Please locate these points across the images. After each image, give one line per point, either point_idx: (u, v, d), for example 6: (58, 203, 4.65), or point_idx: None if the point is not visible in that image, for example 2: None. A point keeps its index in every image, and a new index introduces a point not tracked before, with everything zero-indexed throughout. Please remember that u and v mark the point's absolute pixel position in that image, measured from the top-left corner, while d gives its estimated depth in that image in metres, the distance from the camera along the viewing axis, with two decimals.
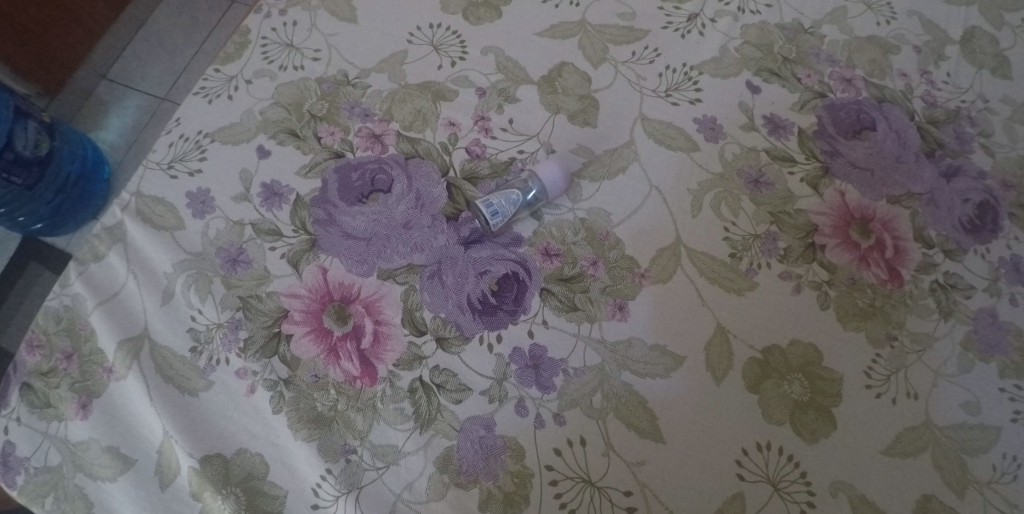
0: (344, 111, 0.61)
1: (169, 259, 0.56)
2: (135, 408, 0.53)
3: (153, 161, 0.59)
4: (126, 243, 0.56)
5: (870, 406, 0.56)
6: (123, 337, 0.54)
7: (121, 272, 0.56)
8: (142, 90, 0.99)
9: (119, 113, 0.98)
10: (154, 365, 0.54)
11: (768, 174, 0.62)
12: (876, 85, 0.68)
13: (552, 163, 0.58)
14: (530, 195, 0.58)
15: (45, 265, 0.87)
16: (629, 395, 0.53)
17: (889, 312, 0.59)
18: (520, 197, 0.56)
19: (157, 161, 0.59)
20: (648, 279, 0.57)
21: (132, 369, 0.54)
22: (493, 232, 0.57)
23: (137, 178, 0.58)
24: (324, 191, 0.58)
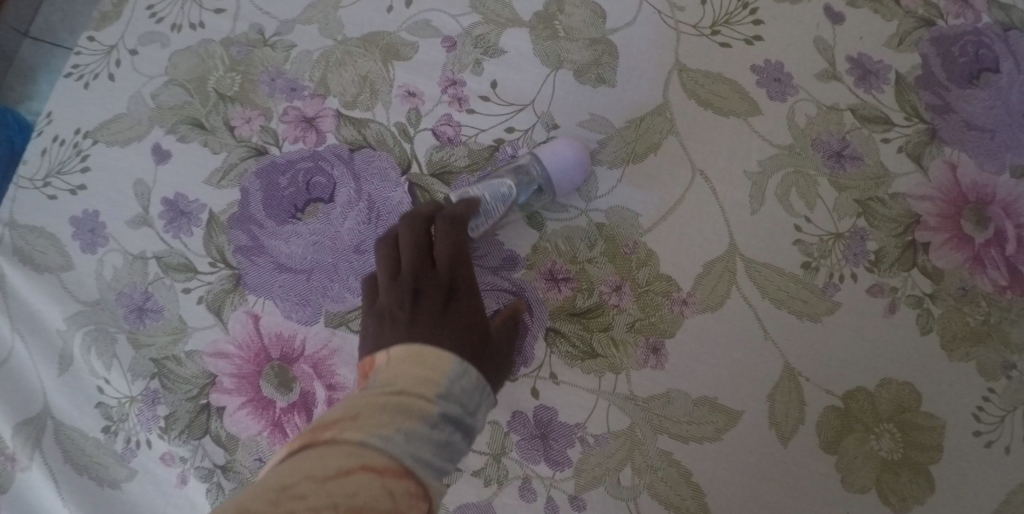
0: (262, 86, 0.45)
1: (59, 311, 0.44)
2: (45, 506, 0.42)
3: (24, 176, 0.45)
4: (4, 291, 0.44)
5: (979, 459, 0.43)
6: (19, 418, 0.43)
7: (5, 331, 0.44)
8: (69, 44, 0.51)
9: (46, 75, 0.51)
10: (61, 451, 0.42)
11: (854, 143, 0.45)
12: (1002, 5, 0.48)
13: (564, 142, 0.42)
14: (529, 187, 0.41)
15: None
16: (667, 467, 0.41)
17: (1008, 331, 0.44)
18: (513, 189, 0.41)
19: (30, 175, 0.45)
20: (692, 307, 0.42)
21: (35, 458, 0.42)
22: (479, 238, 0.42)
23: (7, 201, 0.45)
24: (245, 205, 0.43)
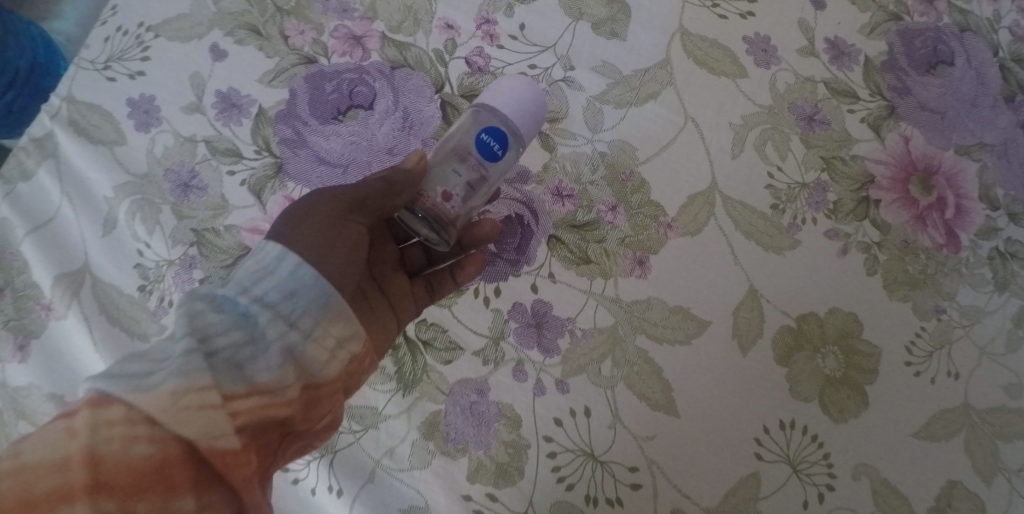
0: (316, 4, 0.50)
1: (110, 181, 0.48)
2: (76, 350, 0.47)
3: (86, 58, 0.50)
4: (58, 158, 0.49)
5: (907, 386, 0.50)
6: (61, 271, 0.47)
7: (54, 192, 0.48)
8: None
9: None
10: (97, 303, 0.47)
11: (825, 110, 0.52)
12: (961, 10, 0.56)
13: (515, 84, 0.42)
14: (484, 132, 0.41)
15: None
16: (643, 363, 0.47)
17: (940, 281, 0.52)
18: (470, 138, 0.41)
19: (91, 59, 0.50)
20: (675, 231, 0.49)
21: (72, 308, 0.47)
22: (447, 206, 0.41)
23: (67, 78, 0.49)
24: (292, 104, 0.48)
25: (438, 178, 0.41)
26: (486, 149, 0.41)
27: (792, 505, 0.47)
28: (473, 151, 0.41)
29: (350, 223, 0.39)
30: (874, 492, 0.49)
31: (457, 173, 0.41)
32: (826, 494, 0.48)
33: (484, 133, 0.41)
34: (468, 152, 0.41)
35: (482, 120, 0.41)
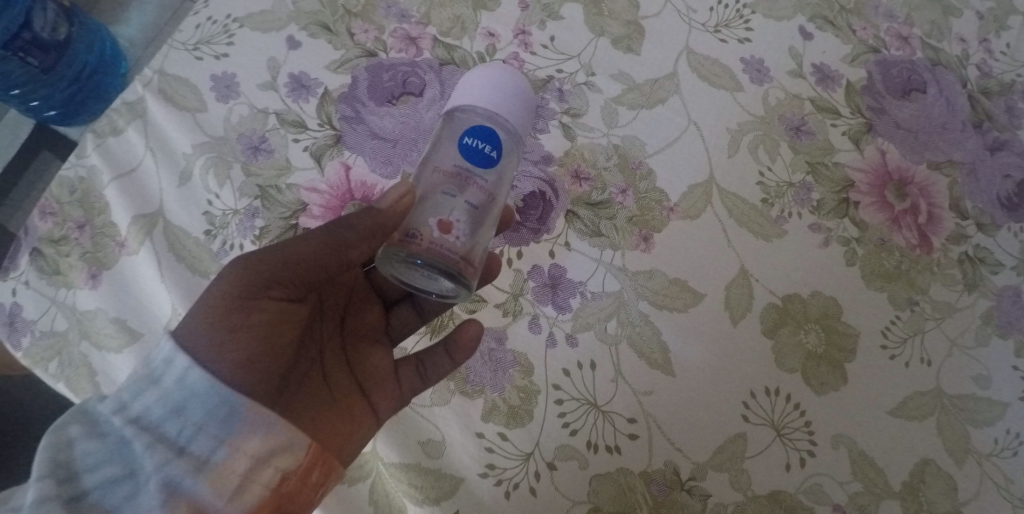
0: (380, 10, 0.60)
1: (189, 140, 0.56)
2: (143, 282, 0.54)
3: (179, 40, 0.59)
4: (145, 120, 0.57)
5: (883, 368, 0.55)
6: (137, 213, 0.55)
7: (139, 148, 0.56)
8: None
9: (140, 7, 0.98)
10: (166, 243, 0.54)
11: (811, 123, 0.60)
12: (933, 47, 0.64)
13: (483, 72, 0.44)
14: (467, 137, 0.41)
15: (57, 154, 0.94)
16: (644, 325, 0.53)
17: (914, 277, 0.58)
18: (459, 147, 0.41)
19: (183, 41, 0.59)
20: (677, 214, 0.56)
21: (144, 245, 0.54)
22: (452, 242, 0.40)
23: (161, 55, 0.58)
24: (353, 88, 0.57)
25: (437, 206, 0.40)
26: (476, 154, 0.40)
27: (775, 467, 0.52)
28: (463, 160, 0.40)
29: (263, 304, 0.42)
30: (852, 463, 0.53)
31: (456, 199, 0.40)
32: (808, 459, 0.52)
33: (469, 137, 0.41)
34: (456, 165, 0.40)
35: (460, 128, 0.41)
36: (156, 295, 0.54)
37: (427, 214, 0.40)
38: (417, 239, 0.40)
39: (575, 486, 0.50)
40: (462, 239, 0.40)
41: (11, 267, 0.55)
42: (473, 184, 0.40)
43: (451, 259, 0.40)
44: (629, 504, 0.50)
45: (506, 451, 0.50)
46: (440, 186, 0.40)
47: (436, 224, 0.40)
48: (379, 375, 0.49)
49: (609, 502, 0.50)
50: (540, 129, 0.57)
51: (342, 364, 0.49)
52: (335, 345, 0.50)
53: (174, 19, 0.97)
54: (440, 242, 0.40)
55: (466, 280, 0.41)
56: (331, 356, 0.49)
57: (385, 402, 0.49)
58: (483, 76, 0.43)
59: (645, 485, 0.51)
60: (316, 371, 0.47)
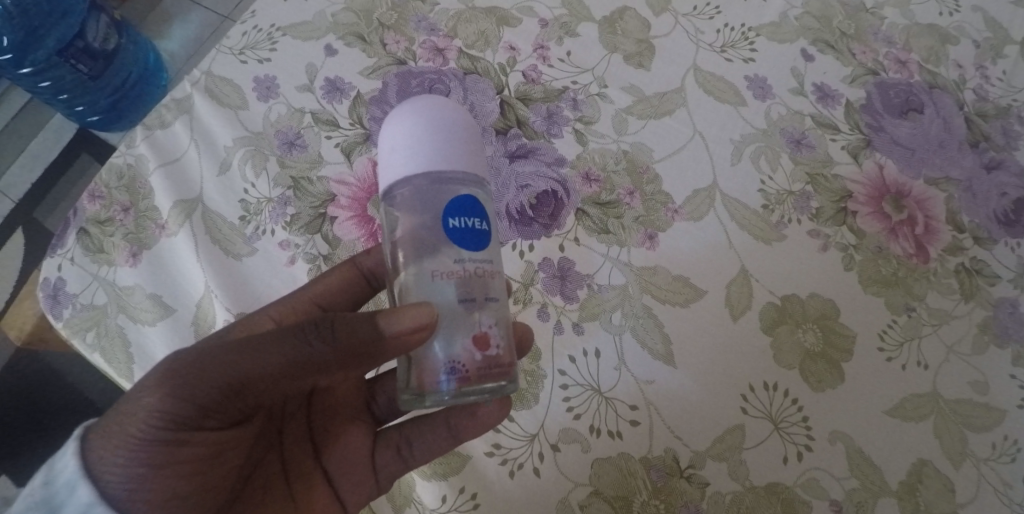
0: (411, 23, 0.66)
1: (230, 135, 0.62)
2: (179, 262, 0.59)
3: (227, 46, 0.65)
4: (191, 115, 0.63)
5: (880, 369, 0.57)
6: (179, 199, 0.60)
7: (184, 140, 0.62)
8: (205, 7, 1.16)
9: (181, 27, 1.16)
10: (203, 226, 0.59)
11: (811, 137, 0.63)
12: (930, 71, 0.68)
13: (415, 121, 0.42)
14: (451, 217, 0.40)
15: (90, 153, 1.10)
16: (648, 317, 0.56)
17: (911, 285, 0.60)
18: (457, 228, 0.40)
19: (230, 47, 0.66)
20: (681, 215, 0.59)
21: (182, 227, 0.59)
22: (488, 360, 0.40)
23: (210, 59, 0.65)
24: (383, 92, 0.62)
25: (468, 326, 0.40)
26: (473, 235, 0.41)
27: (773, 459, 0.53)
28: (462, 247, 0.40)
29: (192, 424, 0.42)
30: (849, 460, 0.54)
31: (482, 313, 0.40)
32: (805, 454, 0.53)
33: (455, 219, 0.40)
34: (459, 260, 0.40)
35: (428, 215, 0.40)
36: (189, 272, 0.58)
37: (457, 337, 0.40)
38: (458, 369, 0.39)
39: (578, 469, 0.52)
40: (501, 345, 0.41)
41: (59, 245, 0.59)
42: (483, 268, 0.41)
43: (491, 371, 0.40)
44: (629, 489, 0.52)
45: (511, 432, 0.53)
46: (456, 302, 0.40)
47: (473, 347, 0.40)
48: (348, 463, 0.52)
49: (610, 486, 0.52)
50: (554, 133, 0.61)
51: (305, 444, 0.52)
52: (301, 420, 0.52)
53: (210, 37, 1.15)
54: (487, 361, 0.40)
55: (514, 383, 0.42)
56: (295, 437, 0.52)
57: (354, 499, 0.51)
58: (419, 137, 0.42)
59: (646, 470, 0.52)
60: (275, 459, 0.51)
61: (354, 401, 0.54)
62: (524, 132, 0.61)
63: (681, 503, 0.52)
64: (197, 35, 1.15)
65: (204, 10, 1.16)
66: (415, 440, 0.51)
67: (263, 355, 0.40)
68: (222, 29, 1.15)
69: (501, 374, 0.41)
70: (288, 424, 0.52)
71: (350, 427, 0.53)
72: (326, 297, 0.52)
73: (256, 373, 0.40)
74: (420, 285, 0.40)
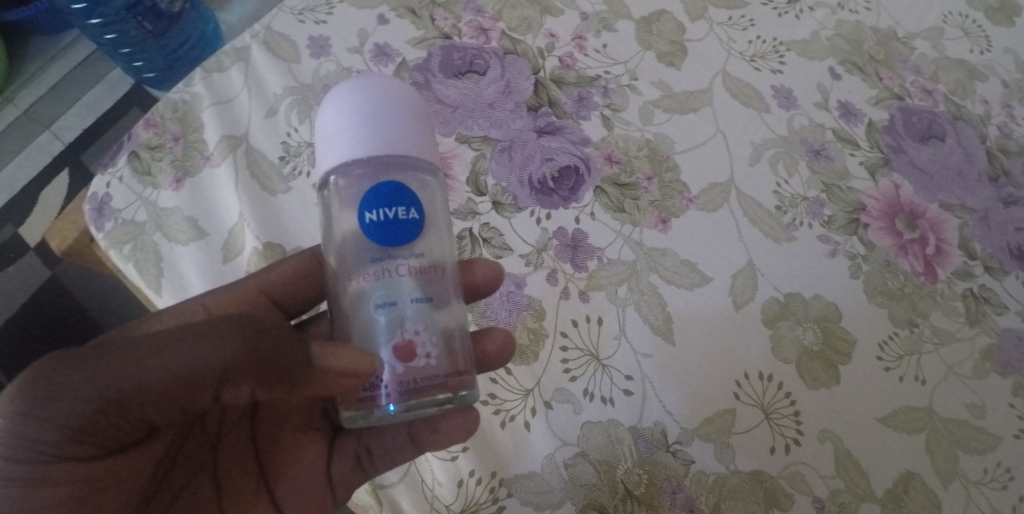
0: (461, 3, 0.70)
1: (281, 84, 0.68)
2: (218, 192, 0.64)
3: (288, 7, 0.72)
4: (247, 63, 0.69)
5: (877, 377, 0.57)
6: (225, 135, 0.65)
7: (238, 85, 0.68)
8: None
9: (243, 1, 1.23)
10: (245, 161, 0.64)
11: (830, 149, 0.65)
12: (956, 104, 0.69)
13: (333, 107, 0.44)
14: (372, 212, 0.40)
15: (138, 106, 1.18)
16: (652, 294, 0.57)
17: (916, 301, 0.60)
18: (376, 223, 0.40)
19: (291, 8, 0.72)
20: (695, 205, 0.61)
21: (226, 160, 0.64)
22: (426, 372, 0.40)
23: (271, 17, 0.71)
24: (427, 61, 0.67)
25: (391, 334, 0.40)
26: (393, 226, 0.40)
27: (760, 447, 0.53)
28: (380, 245, 0.40)
29: (60, 457, 0.41)
30: (837, 460, 0.54)
31: (405, 319, 0.40)
32: (793, 447, 0.54)
33: (372, 212, 0.40)
34: (377, 261, 0.40)
35: (346, 218, 0.41)
36: (224, 204, 0.63)
37: (377, 347, 0.40)
38: (381, 383, 0.40)
39: (567, 429, 0.53)
40: (431, 354, 0.40)
41: (111, 165, 0.65)
42: (405, 265, 0.40)
43: (430, 384, 0.40)
44: (615, 455, 0.53)
45: (507, 385, 0.55)
46: (377, 310, 0.40)
47: (393, 358, 0.39)
48: (295, 476, 0.52)
49: (596, 450, 0.53)
50: (583, 116, 0.64)
51: (246, 458, 0.52)
52: (241, 433, 0.53)
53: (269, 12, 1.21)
54: (410, 372, 0.39)
55: (449, 394, 0.40)
56: (232, 444, 0.52)
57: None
58: (366, 118, 0.42)
59: (633, 440, 0.53)
60: (206, 474, 0.51)
61: (307, 407, 0.54)
62: (554, 111, 0.64)
63: (663, 477, 0.52)
64: (256, 10, 1.23)
65: None
66: (371, 450, 0.51)
67: (150, 363, 0.40)
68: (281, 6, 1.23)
69: (433, 387, 0.40)
70: (225, 435, 0.52)
71: (302, 438, 0.53)
72: (278, 291, 0.55)
73: (137, 390, 0.40)
74: (347, 295, 0.41)
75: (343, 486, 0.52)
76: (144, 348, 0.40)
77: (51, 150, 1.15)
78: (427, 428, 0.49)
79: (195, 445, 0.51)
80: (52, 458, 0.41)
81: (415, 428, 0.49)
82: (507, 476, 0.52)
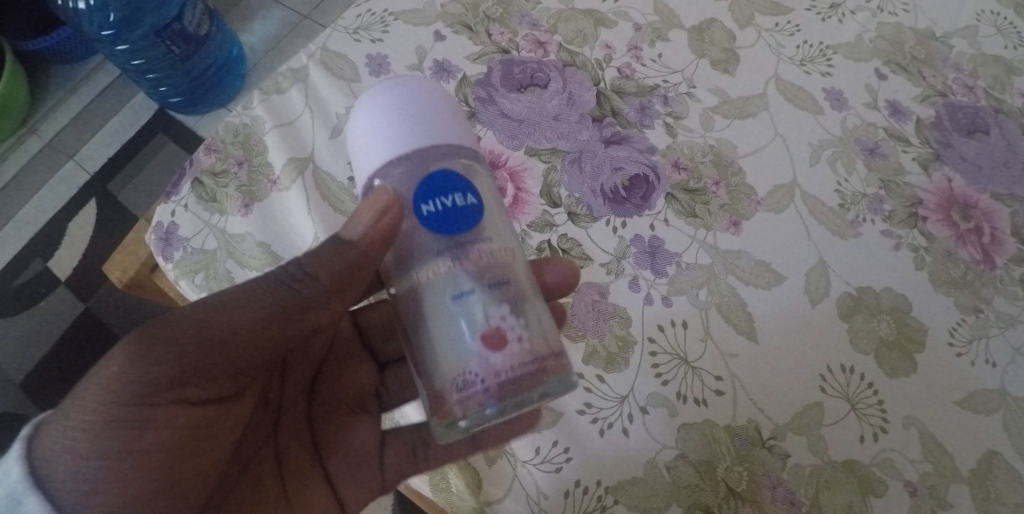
0: (515, 18, 0.72)
1: (343, 104, 0.68)
2: (288, 214, 0.64)
3: (342, 25, 0.72)
4: (306, 84, 0.70)
5: (950, 362, 0.59)
6: (291, 157, 0.66)
7: (299, 106, 0.69)
8: (290, 6, 1.26)
9: (264, 22, 1.25)
10: (314, 183, 0.65)
11: (884, 147, 0.67)
12: (996, 98, 0.72)
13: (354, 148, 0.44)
14: (425, 203, 0.39)
15: (168, 134, 1.17)
16: (731, 296, 0.59)
17: (978, 287, 0.63)
18: (434, 210, 0.39)
19: (345, 26, 0.72)
20: (763, 207, 0.63)
21: (295, 182, 0.65)
22: (522, 359, 0.37)
23: (325, 35, 0.72)
24: (488, 76, 0.68)
25: (476, 322, 0.37)
26: (453, 214, 0.39)
27: (851, 438, 0.55)
28: (445, 235, 0.39)
29: (168, 400, 0.43)
30: (923, 445, 0.56)
31: (487, 305, 0.38)
32: (881, 435, 0.56)
33: (427, 204, 0.39)
34: (445, 251, 0.38)
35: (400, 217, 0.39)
36: (295, 227, 0.64)
37: (466, 339, 0.37)
38: (480, 379, 0.37)
39: (664, 431, 0.55)
40: (521, 337, 0.38)
41: (174, 193, 0.65)
42: (472, 250, 0.39)
43: (528, 372, 0.37)
44: (713, 454, 0.54)
45: (602, 393, 0.56)
46: (456, 301, 0.38)
47: (485, 348, 0.37)
48: (346, 452, 0.54)
49: (695, 450, 0.54)
50: (646, 124, 0.66)
51: (302, 432, 0.54)
52: (299, 412, 0.55)
53: (292, 33, 1.24)
54: (507, 360, 0.37)
55: (546, 375, 0.38)
56: (292, 420, 0.54)
57: (354, 490, 0.54)
58: (397, 118, 0.41)
59: (730, 438, 0.55)
60: (269, 450, 0.52)
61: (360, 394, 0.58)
62: (618, 121, 0.66)
63: (762, 472, 0.54)
64: (276, 32, 1.25)
65: (285, 8, 1.26)
66: (430, 445, 0.54)
67: (242, 307, 0.43)
68: (301, 28, 1.25)
69: (530, 371, 0.38)
70: (287, 411, 0.54)
71: (357, 418, 0.56)
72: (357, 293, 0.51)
73: (232, 336, 0.43)
74: (421, 291, 0.39)
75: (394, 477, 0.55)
76: (233, 300, 0.43)
77: (75, 181, 1.14)
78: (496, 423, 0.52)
79: (259, 424, 0.53)
80: (163, 403, 0.42)
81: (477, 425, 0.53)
82: (612, 484, 0.53)
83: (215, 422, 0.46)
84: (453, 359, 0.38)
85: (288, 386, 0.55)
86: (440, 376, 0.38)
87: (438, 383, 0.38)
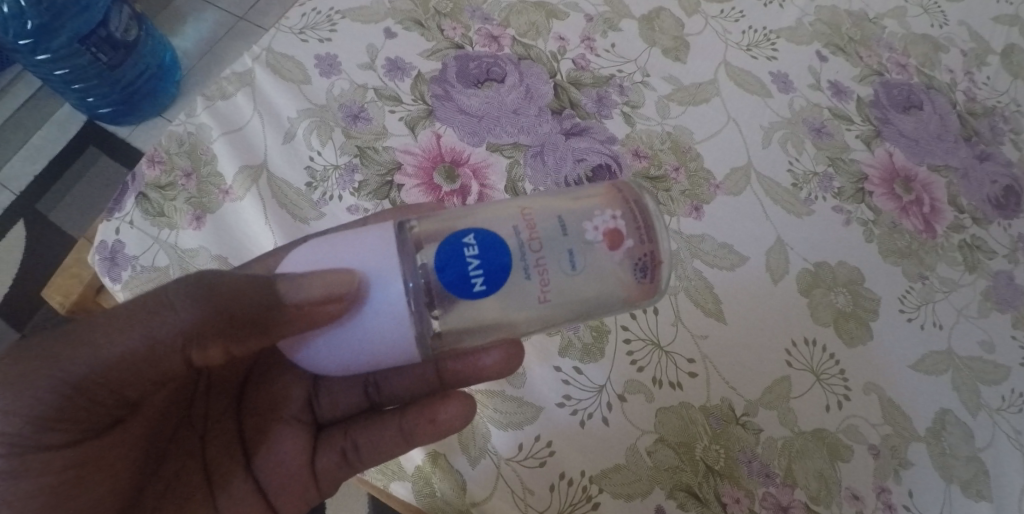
0: (466, 12, 0.71)
1: (295, 106, 0.65)
2: (244, 224, 0.61)
3: (287, 26, 0.69)
4: (254, 87, 0.66)
5: (903, 329, 0.62)
6: (243, 165, 0.63)
7: (248, 110, 0.65)
8: (222, 7, 1.21)
9: (197, 24, 1.20)
10: (269, 190, 0.62)
11: (830, 127, 0.70)
12: (926, 75, 0.76)
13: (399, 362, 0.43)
14: (478, 278, 0.40)
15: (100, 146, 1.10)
16: (698, 280, 0.61)
17: (923, 256, 0.66)
18: (479, 276, 0.40)
19: (290, 26, 0.69)
20: (722, 190, 0.65)
21: (249, 192, 0.62)
22: (628, 215, 0.44)
23: (270, 36, 0.68)
24: (443, 72, 0.67)
25: (597, 248, 0.42)
26: (492, 262, 0.40)
27: (818, 407, 0.58)
28: (513, 270, 0.40)
29: (36, 445, 0.39)
30: (883, 409, 0.59)
31: (585, 234, 0.42)
32: (845, 403, 0.58)
33: (477, 278, 0.40)
34: (529, 268, 0.41)
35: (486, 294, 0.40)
36: (257, 238, 0.61)
37: (612, 261, 0.42)
38: (643, 257, 0.43)
39: (643, 417, 0.56)
40: (614, 217, 0.43)
41: (118, 209, 0.61)
42: (532, 253, 0.41)
43: (638, 227, 0.44)
44: (690, 436, 0.56)
45: (580, 384, 0.56)
46: (579, 263, 0.42)
47: (621, 247, 0.43)
48: (279, 468, 0.50)
49: (673, 433, 0.56)
50: (605, 115, 0.67)
51: (231, 439, 0.51)
52: (228, 424, 0.51)
53: (227, 36, 1.19)
54: (631, 230, 0.43)
55: (648, 210, 0.44)
56: (219, 434, 0.51)
57: (290, 503, 0.51)
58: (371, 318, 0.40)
59: (705, 418, 0.56)
60: (197, 462, 0.49)
61: (296, 396, 0.53)
62: (577, 112, 0.67)
63: (738, 448, 0.56)
64: (210, 34, 1.19)
65: (218, 9, 1.21)
66: (359, 443, 0.52)
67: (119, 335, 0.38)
68: (237, 29, 1.20)
69: (641, 220, 0.44)
70: (212, 424, 0.51)
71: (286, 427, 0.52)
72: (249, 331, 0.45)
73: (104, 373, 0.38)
74: (556, 281, 0.41)
75: (329, 479, 0.52)
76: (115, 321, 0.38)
77: None
78: (423, 420, 0.50)
79: (184, 439, 0.50)
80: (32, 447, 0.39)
81: (409, 422, 0.51)
82: (595, 474, 0.54)
83: (115, 459, 0.43)
84: (619, 279, 0.43)
85: (211, 398, 0.52)
86: (622, 292, 0.44)
87: (626, 297, 0.44)
